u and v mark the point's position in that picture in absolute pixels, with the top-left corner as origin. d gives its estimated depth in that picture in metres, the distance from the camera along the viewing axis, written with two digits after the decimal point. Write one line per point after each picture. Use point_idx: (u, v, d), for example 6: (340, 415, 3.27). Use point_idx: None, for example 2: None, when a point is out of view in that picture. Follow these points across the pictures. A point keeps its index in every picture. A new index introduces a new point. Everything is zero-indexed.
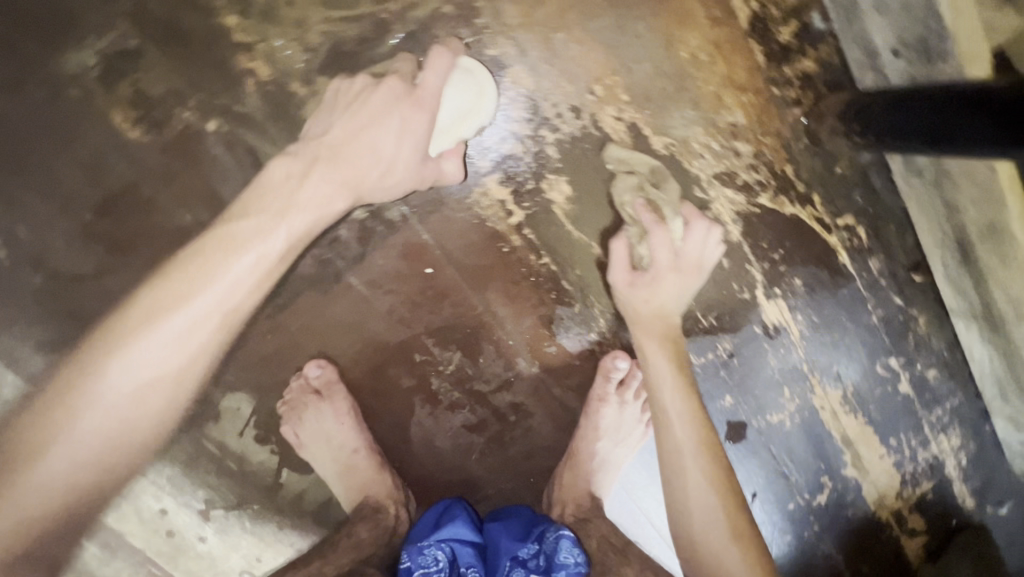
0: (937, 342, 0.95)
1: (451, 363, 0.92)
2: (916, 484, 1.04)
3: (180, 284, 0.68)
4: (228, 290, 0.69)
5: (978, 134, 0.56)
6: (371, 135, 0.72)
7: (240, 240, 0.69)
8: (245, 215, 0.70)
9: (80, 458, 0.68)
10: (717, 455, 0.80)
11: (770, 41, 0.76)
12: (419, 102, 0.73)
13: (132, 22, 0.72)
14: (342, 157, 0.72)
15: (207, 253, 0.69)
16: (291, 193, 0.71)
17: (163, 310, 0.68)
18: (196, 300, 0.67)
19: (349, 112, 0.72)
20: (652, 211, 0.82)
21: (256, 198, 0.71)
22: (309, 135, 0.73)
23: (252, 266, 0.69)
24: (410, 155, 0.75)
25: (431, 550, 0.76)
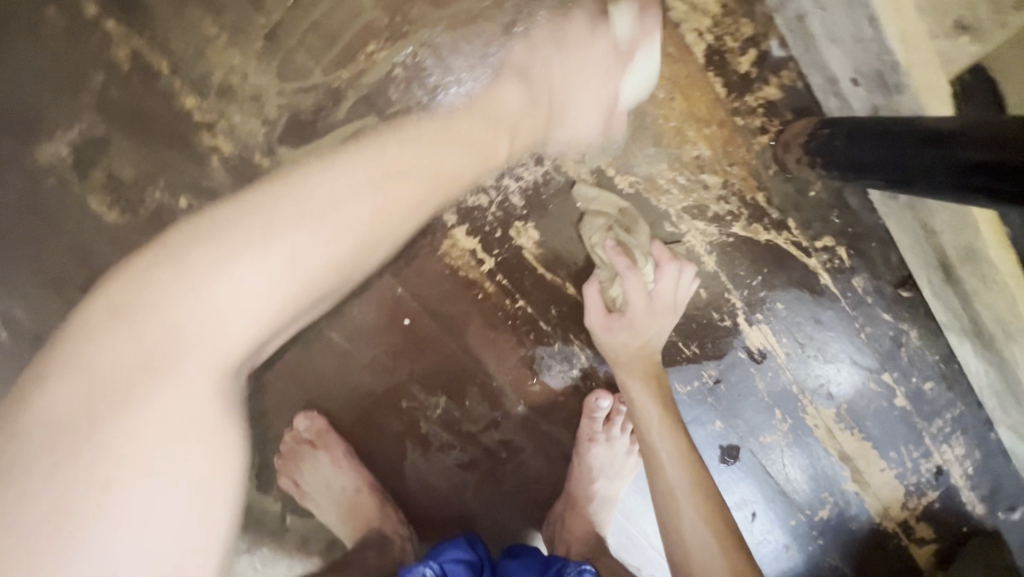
0: (932, 354, 0.92)
1: (438, 408, 0.93)
2: (922, 494, 0.99)
3: (416, 158, 0.58)
4: (434, 177, 0.59)
5: (929, 182, 0.56)
6: (579, 93, 0.72)
7: (477, 140, 0.64)
8: (480, 116, 0.65)
9: (217, 318, 0.50)
10: (709, 493, 0.79)
11: (729, 72, 0.77)
12: (623, 59, 0.72)
13: (97, 111, 0.75)
14: (562, 110, 0.73)
15: (441, 140, 0.61)
16: (514, 124, 0.68)
17: (386, 165, 0.57)
18: (415, 143, 0.59)
19: (562, 55, 0.70)
20: (624, 255, 0.82)
21: (487, 104, 0.67)
22: (516, 57, 0.71)
23: (459, 171, 0.63)
24: (596, 124, 0.75)
25: (419, 568, 0.75)
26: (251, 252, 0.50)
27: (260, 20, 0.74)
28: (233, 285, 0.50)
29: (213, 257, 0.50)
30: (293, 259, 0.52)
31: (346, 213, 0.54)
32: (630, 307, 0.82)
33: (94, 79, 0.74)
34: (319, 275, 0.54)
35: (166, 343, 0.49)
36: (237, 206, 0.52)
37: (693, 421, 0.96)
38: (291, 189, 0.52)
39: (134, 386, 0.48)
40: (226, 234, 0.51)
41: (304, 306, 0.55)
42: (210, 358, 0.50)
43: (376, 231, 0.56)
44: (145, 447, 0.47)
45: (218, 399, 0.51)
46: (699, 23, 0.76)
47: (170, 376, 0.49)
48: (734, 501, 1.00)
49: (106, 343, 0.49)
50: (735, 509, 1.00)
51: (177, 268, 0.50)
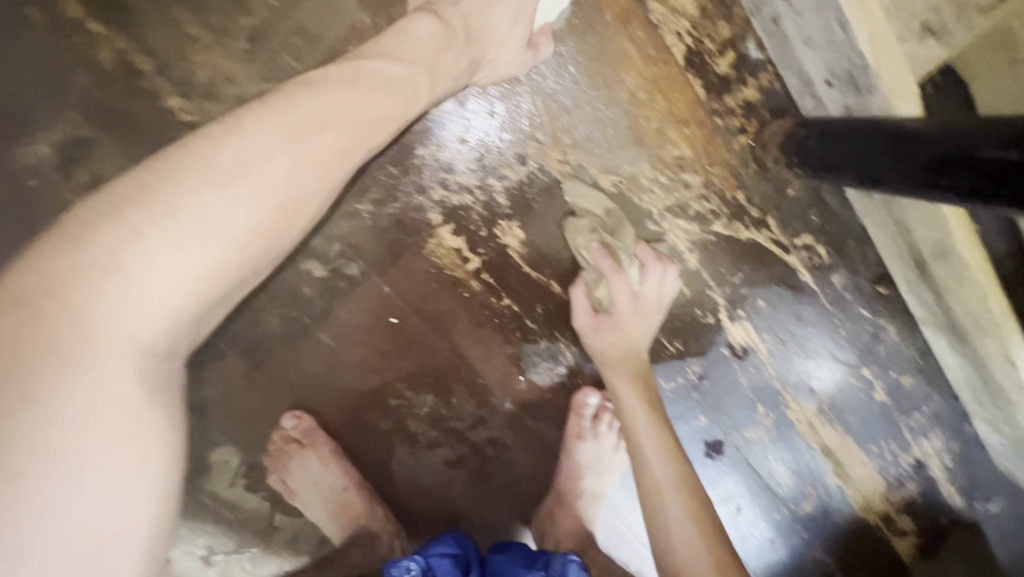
0: (909, 349, 0.94)
1: (425, 405, 0.93)
2: (902, 486, 1.01)
3: (333, 105, 0.57)
4: (358, 124, 0.59)
5: (896, 182, 0.58)
6: (495, 19, 0.72)
7: (396, 82, 0.62)
8: (394, 55, 0.63)
9: (135, 307, 0.49)
10: (693, 490, 0.81)
11: (708, 73, 0.79)
12: None
13: (81, 112, 0.75)
14: (481, 12, 0.71)
15: (371, 86, 0.60)
16: (434, 57, 0.66)
17: (300, 117, 0.56)
18: (318, 98, 0.57)
19: (473, 0, 0.71)
20: (609, 257, 0.83)
21: (392, 41, 0.64)
22: (431, 2, 0.70)
23: (378, 123, 0.61)
24: (518, 42, 0.73)
25: (403, 562, 0.77)
26: (160, 226, 0.49)
27: (244, 21, 0.74)
28: (145, 264, 0.49)
29: (119, 234, 0.49)
30: (215, 228, 0.51)
31: (258, 175, 0.53)
32: (617, 308, 0.84)
33: (78, 80, 0.74)
34: (252, 243, 0.54)
35: (80, 332, 0.48)
36: (132, 182, 0.51)
37: (678, 417, 0.97)
38: (194, 152, 0.53)
39: (15, 385, 0.45)
40: (123, 211, 0.49)
41: (227, 279, 0.53)
42: (131, 339, 0.49)
43: (305, 188, 0.57)
44: (57, 449, 0.45)
45: (148, 381, 0.51)
46: (678, 25, 0.77)
47: (87, 364, 0.47)
48: (719, 495, 1.01)
49: (1, 342, 0.45)
50: (720, 503, 1.01)
51: (79, 251, 0.48)
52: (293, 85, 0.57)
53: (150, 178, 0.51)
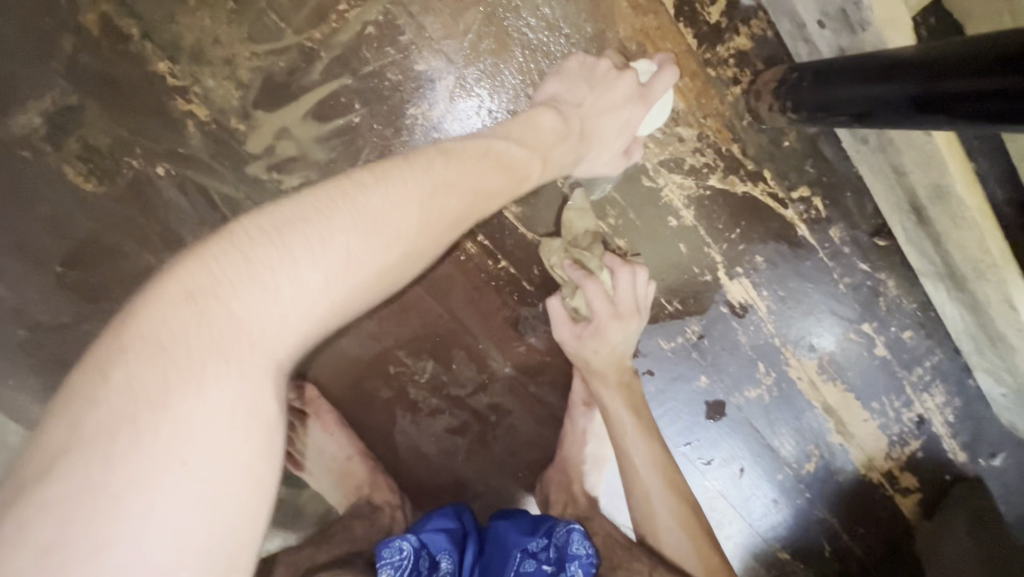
0: (910, 303, 0.93)
1: (425, 372, 0.93)
2: (904, 443, 0.99)
3: (463, 176, 0.61)
4: (475, 193, 0.62)
5: (890, 113, 0.58)
6: (607, 125, 0.76)
7: (512, 165, 0.67)
8: (517, 142, 0.69)
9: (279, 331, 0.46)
10: (667, 470, 0.86)
11: (700, 23, 0.80)
12: (646, 99, 0.76)
13: (69, 80, 0.75)
14: (589, 135, 0.76)
15: (485, 159, 0.64)
16: (548, 148, 0.71)
17: (441, 182, 0.58)
18: (440, 166, 0.60)
19: (594, 91, 0.75)
20: (581, 268, 0.85)
21: (521, 130, 0.70)
22: (551, 96, 0.75)
23: (489, 194, 0.65)
24: (627, 120, 0.76)
25: (396, 542, 0.73)
26: (312, 254, 0.48)
27: None
28: (290, 288, 0.46)
29: (279, 253, 0.47)
30: (342, 262, 0.49)
31: (396, 215, 0.54)
32: (594, 313, 0.85)
33: (64, 47, 0.74)
34: (371, 284, 0.52)
35: (230, 332, 0.44)
36: (282, 212, 0.49)
37: (677, 378, 0.96)
38: (329, 192, 0.52)
39: (167, 356, 0.42)
40: (289, 234, 0.48)
41: (353, 309, 0.51)
42: (270, 356, 0.46)
43: (423, 242, 0.57)
44: (183, 449, 0.41)
45: (276, 400, 0.46)
46: None
47: (237, 367, 0.44)
48: (721, 457, 0.99)
49: (177, 322, 0.43)
50: (722, 465, 1.00)
51: (245, 256, 0.46)
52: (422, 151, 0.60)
53: (287, 207, 0.50)
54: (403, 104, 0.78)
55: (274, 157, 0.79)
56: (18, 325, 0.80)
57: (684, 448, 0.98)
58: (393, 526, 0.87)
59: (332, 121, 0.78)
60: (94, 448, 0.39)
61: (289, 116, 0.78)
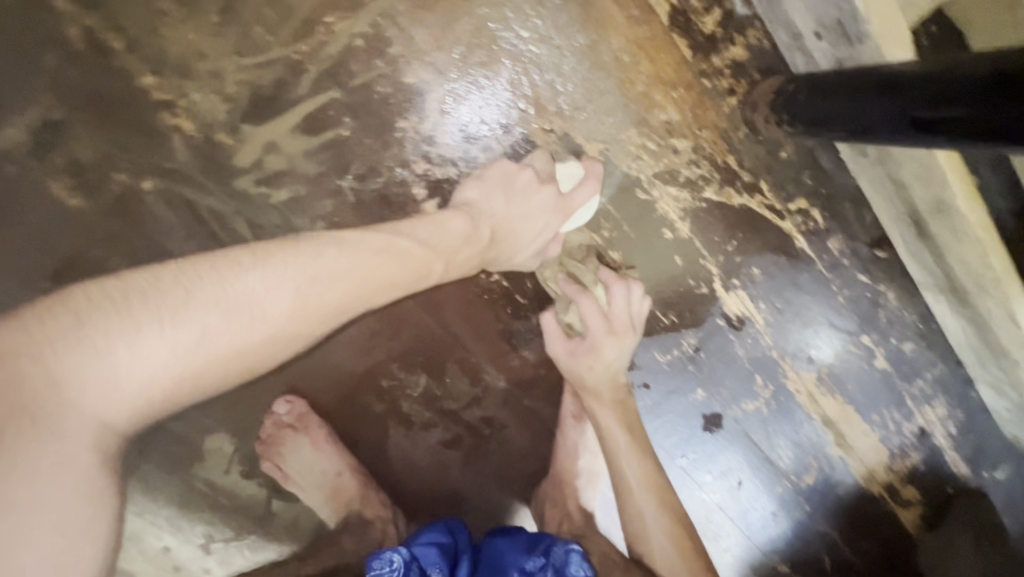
0: (910, 315, 0.92)
1: (418, 386, 0.92)
2: (905, 456, 0.98)
3: (355, 268, 0.67)
4: (384, 284, 0.69)
5: (890, 130, 0.56)
6: (521, 231, 0.79)
7: (450, 244, 0.74)
8: (423, 240, 0.73)
9: (131, 393, 0.56)
10: (660, 486, 0.85)
11: (695, 33, 0.79)
12: (566, 209, 0.80)
13: (54, 94, 0.74)
14: (501, 239, 0.78)
15: (378, 253, 0.70)
16: (453, 249, 0.74)
17: (333, 271, 0.66)
18: (335, 254, 0.66)
19: (510, 200, 0.77)
20: (575, 283, 0.86)
21: (428, 226, 0.74)
22: (465, 201, 0.77)
23: (389, 284, 0.70)
24: (549, 225, 0.80)
25: (386, 554, 0.71)
26: (153, 328, 0.56)
27: None
28: (144, 348, 0.56)
29: (145, 323, 0.56)
30: (202, 337, 0.58)
31: (265, 302, 0.61)
32: (588, 329, 0.85)
33: (48, 61, 0.73)
34: (226, 361, 0.60)
35: (85, 389, 0.54)
36: (178, 277, 0.60)
37: (674, 391, 0.94)
38: (209, 272, 0.61)
39: (68, 401, 0.53)
40: (157, 302, 0.57)
41: (192, 385, 0.59)
42: (93, 417, 0.55)
43: (292, 327, 0.63)
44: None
45: (89, 453, 0.55)
46: None
47: (51, 423, 0.52)
48: (719, 470, 0.98)
49: None
50: (720, 478, 0.98)
51: (86, 322, 0.55)
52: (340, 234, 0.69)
53: (167, 282, 0.59)
54: (391, 117, 0.77)
55: (262, 171, 0.78)
56: None
57: (681, 461, 0.97)
58: (383, 541, 0.87)
59: (320, 135, 0.77)
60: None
61: (276, 129, 0.77)
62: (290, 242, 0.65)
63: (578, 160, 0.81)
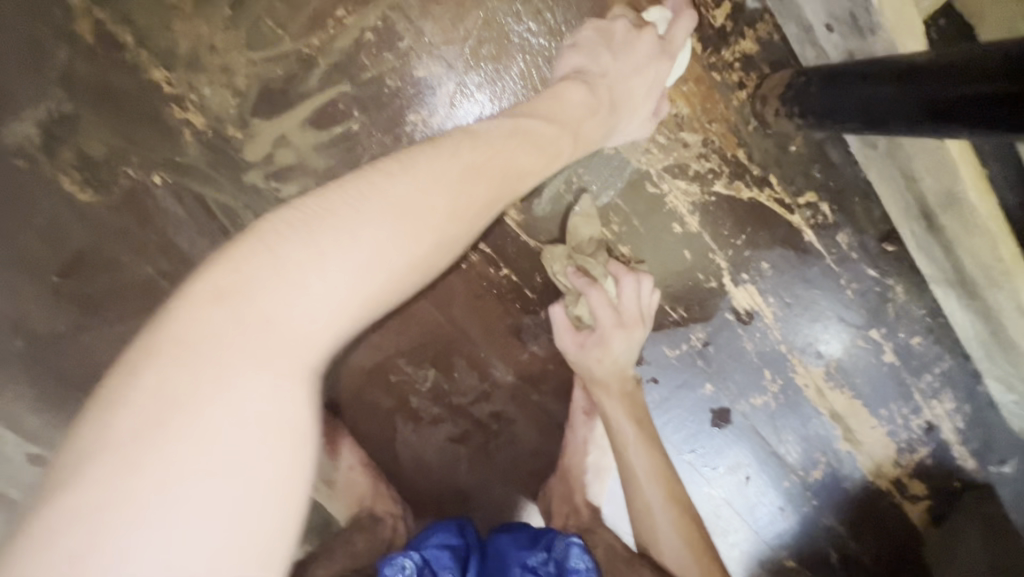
0: (919, 309, 0.92)
1: (426, 381, 0.92)
2: (913, 450, 0.98)
3: (491, 158, 0.59)
4: (509, 175, 0.60)
5: (902, 119, 0.56)
6: (635, 87, 0.74)
7: (570, 117, 0.68)
8: (541, 116, 0.66)
9: (307, 329, 0.44)
10: (668, 481, 0.85)
11: (705, 27, 0.79)
12: (671, 52, 0.75)
13: (64, 89, 0.74)
14: (620, 100, 0.73)
15: (507, 135, 0.62)
16: (578, 122, 0.69)
17: (477, 165, 0.57)
18: (466, 147, 0.57)
19: (614, 54, 0.73)
20: (585, 275, 0.84)
21: (547, 104, 0.68)
22: (569, 69, 0.73)
23: (521, 171, 0.62)
24: (660, 73, 0.75)
25: (398, 560, 0.71)
26: (332, 245, 0.46)
27: None
28: (314, 275, 0.45)
29: (308, 250, 0.45)
30: (377, 255, 0.47)
31: (427, 204, 0.51)
32: (598, 321, 0.84)
33: (59, 55, 0.73)
34: (402, 277, 0.49)
35: (257, 328, 0.43)
36: (334, 195, 0.49)
37: (682, 386, 0.94)
38: (362, 180, 0.51)
39: (262, 345, 0.42)
40: (316, 226, 0.46)
41: (373, 309, 0.48)
42: (302, 358, 0.44)
43: (455, 228, 0.54)
44: (213, 454, 0.39)
45: (310, 407, 0.44)
46: None
47: (267, 362, 0.42)
48: (726, 464, 0.98)
49: (189, 323, 0.42)
50: (727, 473, 0.98)
51: (272, 252, 0.45)
52: (471, 129, 0.60)
53: (324, 202, 0.48)
54: (402, 111, 0.77)
55: (272, 165, 0.77)
56: (16, 336, 0.79)
57: (689, 456, 0.97)
58: (393, 539, 0.86)
59: (330, 129, 0.77)
60: (135, 452, 0.37)
61: (286, 123, 0.77)
62: (426, 145, 0.56)
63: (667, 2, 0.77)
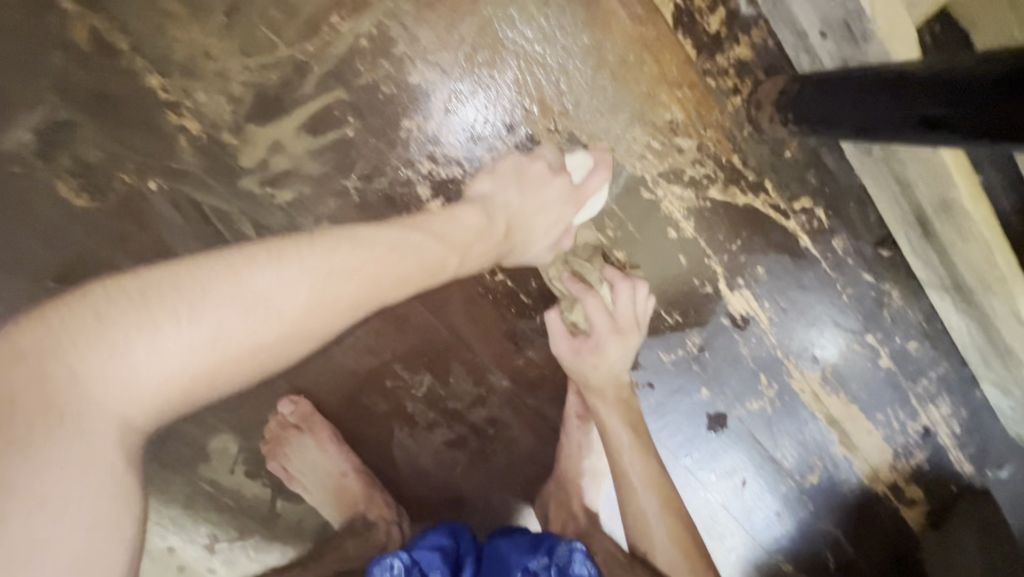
0: (915, 314, 0.92)
1: (422, 385, 0.92)
2: (910, 455, 0.97)
3: (367, 260, 0.67)
4: (383, 279, 0.68)
5: (895, 127, 0.56)
6: (538, 223, 0.80)
7: (464, 237, 0.75)
8: (439, 236, 0.74)
9: (149, 394, 0.54)
10: (665, 487, 0.85)
11: (700, 32, 0.79)
12: (579, 198, 0.81)
13: (60, 96, 0.74)
14: (516, 231, 0.79)
15: (393, 249, 0.70)
16: (467, 244, 0.76)
17: (338, 269, 0.65)
18: (338, 250, 0.66)
19: (523, 191, 0.79)
20: (579, 281, 0.87)
21: (440, 222, 0.75)
22: (477, 193, 0.78)
23: (394, 279, 0.69)
24: (560, 217, 0.81)
25: (387, 560, 0.71)
26: (179, 322, 0.55)
27: None
28: (154, 347, 0.53)
29: (143, 324, 0.54)
30: (221, 334, 0.56)
31: (280, 297, 0.60)
32: (593, 328, 0.85)
33: (55, 61, 0.73)
34: (244, 354, 0.58)
35: (77, 391, 0.50)
36: (190, 275, 0.57)
37: (678, 390, 0.94)
38: (221, 267, 0.59)
39: (86, 411, 0.50)
40: (167, 305, 0.55)
41: (216, 380, 0.57)
42: (117, 417, 0.52)
43: (309, 318, 0.62)
44: (27, 503, 0.47)
45: (123, 460, 0.53)
46: None
47: (78, 426, 0.50)
48: (723, 469, 0.98)
49: (1, 384, 0.48)
50: (724, 478, 0.98)
51: (119, 319, 0.53)
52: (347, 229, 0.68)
53: (182, 283, 0.56)
54: (396, 117, 0.77)
55: (267, 172, 0.78)
56: None
57: (685, 461, 0.97)
58: (387, 543, 0.87)
59: (325, 135, 0.77)
60: None
61: (281, 130, 0.77)
62: (297, 239, 0.64)
63: (590, 147, 0.82)
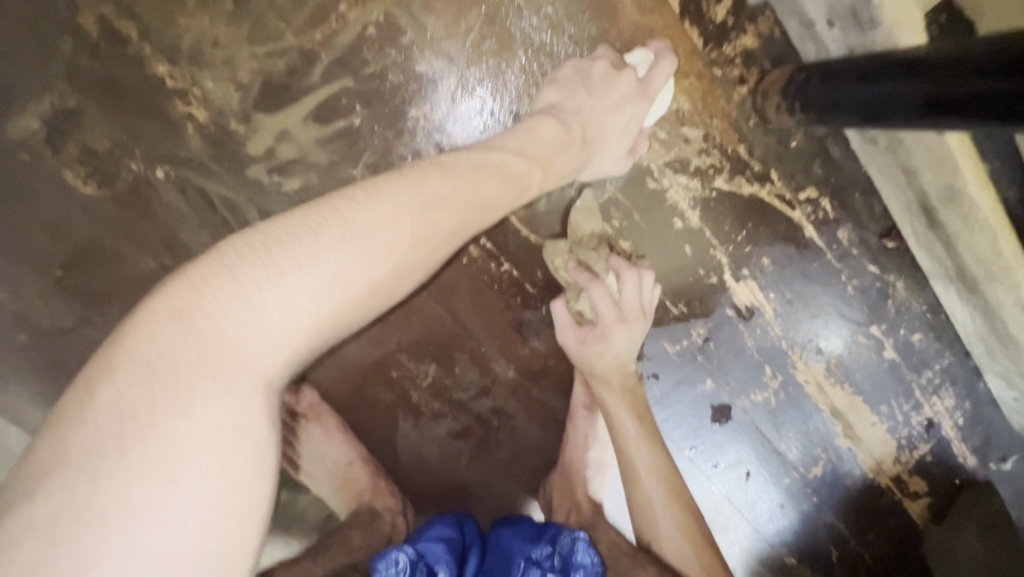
0: (919, 305, 0.92)
1: (427, 376, 0.93)
2: (914, 447, 0.98)
3: (458, 186, 0.59)
4: (474, 210, 0.60)
5: (901, 112, 0.57)
6: (611, 124, 0.75)
7: (548, 156, 0.69)
8: (516, 151, 0.66)
9: (274, 347, 0.45)
10: (670, 477, 0.85)
11: (706, 22, 0.79)
12: (647, 94, 0.75)
13: (69, 83, 0.74)
14: (591, 137, 0.74)
15: (480, 168, 0.62)
16: (550, 157, 0.69)
17: (436, 192, 0.57)
18: (436, 175, 0.58)
19: (591, 91, 0.74)
20: (585, 270, 0.85)
21: (521, 139, 0.68)
22: (541, 105, 0.74)
23: (487, 203, 0.62)
24: (631, 116, 0.76)
25: (392, 554, 0.68)
26: (300, 263, 0.47)
27: None
28: (275, 290, 0.45)
29: (267, 271, 0.46)
30: (339, 275, 0.48)
31: (388, 229, 0.52)
32: (599, 317, 0.84)
33: (63, 49, 0.74)
34: (362, 298, 0.50)
35: (218, 349, 0.43)
36: (300, 217, 0.50)
37: (682, 381, 0.94)
38: (326, 206, 0.51)
39: (214, 365, 0.43)
40: (282, 246, 0.47)
41: (335, 326, 0.49)
42: (256, 372, 0.44)
43: (416, 255, 0.54)
44: (171, 472, 0.39)
45: (269, 419, 0.44)
46: None
47: (222, 381, 0.42)
48: (727, 461, 0.98)
49: (153, 340, 0.42)
50: (728, 469, 0.98)
51: (234, 271, 0.46)
52: (442, 157, 0.61)
53: (290, 222, 0.49)
54: (404, 106, 0.77)
55: (275, 161, 0.78)
56: (19, 329, 0.79)
57: (690, 452, 0.97)
58: (392, 535, 0.86)
59: (333, 123, 0.77)
60: (85, 467, 0.37)
61: (289, 118, 0.77)
62: (395, 171, 0.57)
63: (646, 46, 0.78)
